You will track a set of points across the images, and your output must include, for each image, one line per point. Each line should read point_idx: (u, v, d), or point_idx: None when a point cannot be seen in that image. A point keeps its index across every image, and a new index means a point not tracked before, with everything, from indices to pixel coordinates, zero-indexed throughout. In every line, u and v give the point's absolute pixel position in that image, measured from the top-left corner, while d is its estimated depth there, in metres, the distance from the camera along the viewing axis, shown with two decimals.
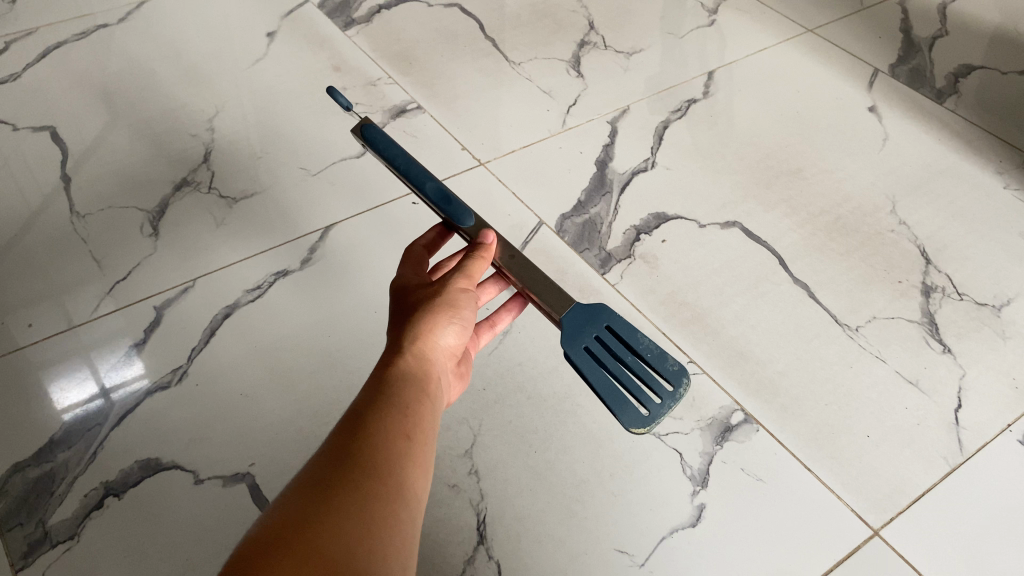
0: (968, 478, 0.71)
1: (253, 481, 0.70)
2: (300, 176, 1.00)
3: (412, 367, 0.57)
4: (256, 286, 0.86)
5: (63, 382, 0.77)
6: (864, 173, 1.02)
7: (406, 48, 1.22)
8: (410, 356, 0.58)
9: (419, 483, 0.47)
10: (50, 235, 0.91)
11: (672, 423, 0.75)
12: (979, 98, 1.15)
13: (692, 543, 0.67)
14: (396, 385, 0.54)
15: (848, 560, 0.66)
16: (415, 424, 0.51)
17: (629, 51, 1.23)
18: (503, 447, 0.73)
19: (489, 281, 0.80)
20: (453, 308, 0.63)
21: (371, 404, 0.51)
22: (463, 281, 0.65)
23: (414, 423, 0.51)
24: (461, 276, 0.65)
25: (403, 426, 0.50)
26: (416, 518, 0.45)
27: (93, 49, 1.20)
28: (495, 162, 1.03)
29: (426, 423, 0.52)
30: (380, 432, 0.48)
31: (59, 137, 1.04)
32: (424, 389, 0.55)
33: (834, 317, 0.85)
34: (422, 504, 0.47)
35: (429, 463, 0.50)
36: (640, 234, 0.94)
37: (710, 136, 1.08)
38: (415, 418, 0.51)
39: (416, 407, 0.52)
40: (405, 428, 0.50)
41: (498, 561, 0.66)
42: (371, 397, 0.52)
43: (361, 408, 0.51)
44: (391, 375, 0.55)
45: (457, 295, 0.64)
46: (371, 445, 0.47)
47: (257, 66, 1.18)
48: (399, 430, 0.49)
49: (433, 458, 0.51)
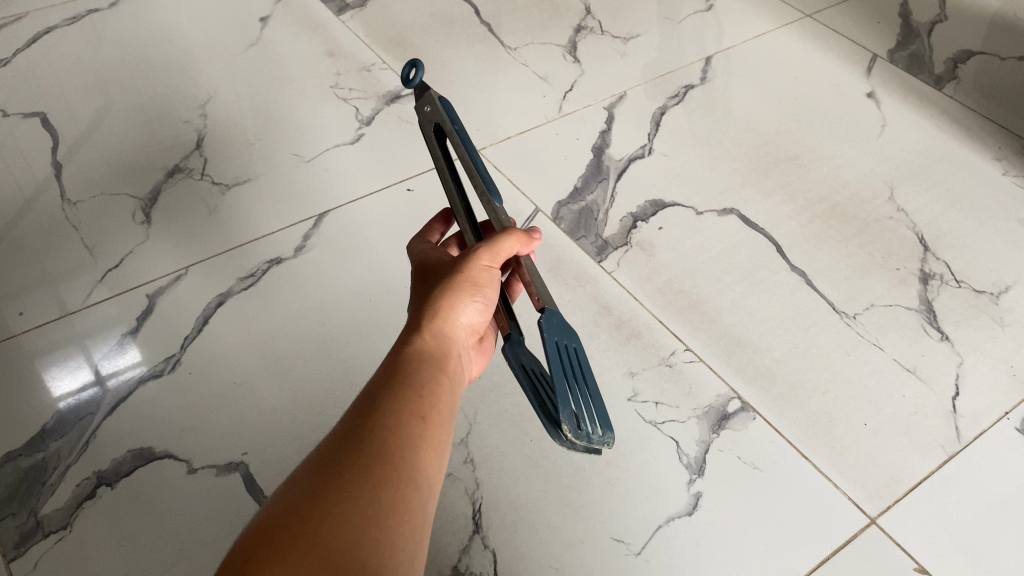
0: (966, 466, 0.71)
1: (246, 471, 0.69)
2: (293, 163, 0.99)
3: (429, 344, 0.55)
4: (249, 274, 0.85)
5: (55, 370, 0.76)
6: (863, 159, 1.02)
7: (400, 34, 1.21)
8: (427, 336, 0.55)
9: (433, 469, 0.46)
10: (40, 222, 0.91)
11: (668, 412, 0.75)
12: (978, 83, 1.14)
13: (688, 532, 0.67)
14: (412, 366, 0.51)
15: (845, 549, 0.66)
16: (430, 403, 0.49)
17: (626, 36, 1.22)
18: (498, 436, 0.73)
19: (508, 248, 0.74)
20: (476, 285, 0.59)
21: (386, 385, 0.49)
22: (488, 257, 0.60)
23: (430, 403, 0.49)
24: (488, 252, 0.59)
25: (417, 407, 0.48)
26: (429, 504, 0.44)
27: (85, 34, 1.19)
28: (490, 149, 1.02)
29: (443, 402, 0.50)
30: (393, 413, 0.46)
31: (50, 123, 1.03)
32: (442, 369, 0.53)
33: (831, 304, 0.84)
34: (435, 490, 0.46)
35: (446, 446, 0.49)
36: (637, 221, 0.93)
37: (707, 122, 1.07)
38: (430, 398, 0.49)
39: (432, 387, 0.50)
40: (419, 410, 0.48)
41: (493, 550, 0.66)
42: (386, 377, 0.50)
43: (375, 388, 0.49)
44: (409, 354, 0.53)
45: (480, 272, 0.59)
46: (385, 429, 0.45)
47: (250, 51, 1.16)
48: (413, 413, 0.47)
49: (450, 441, 0.49)
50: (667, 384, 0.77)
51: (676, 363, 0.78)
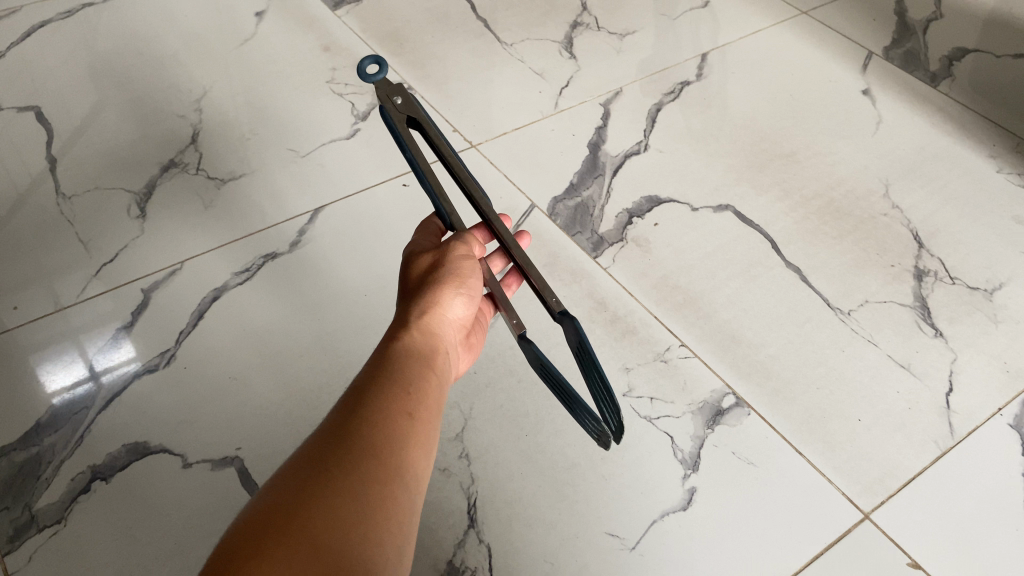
0: (959, 461, 0.71)
1: (242, 465, 0.69)
2: (289, 158, 0.99)
3: (417, 341, 0.55)
4: (244, 269, 0.85)
5: (49, 365, 0.76)
6: (858, 156, 1.02)
7: (396, 29, 1.21)
8: (415, 333, 0.56)
9: (421, 463, 0.46)
10: (34, 216, 0.90)
11: (663, 407, 0.75)
12: (973, 81, 1.14)
13: (682, 527, 0.67)
14: (398, 362, 0.52)
15: (838, 544, 0.66)
16: (418, 399, 0.49)
17: (621, 33, 1.22)
18: (494, 431, 0.73)
19: (497, 254, 0.76)
20: (454, 281, 0.61)
21: (372, 381, 0.49)
22: (456, 257, 0.62)
23: (417, 399, 0.49)
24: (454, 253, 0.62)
25: (405, 402, 0.48)
26: (418, 499, 0.44)
27: (79, 28, 1.18)
28: (486, 144, 1.02)
29: (430, 398, 0.50)
30: (380, 409, 0.46)
31: (44, 117, 1.03)
32: (429, 364, 0.53)
33: (826, 300, 0.85)
34: (424, 485, 0.46)
35: (434, 442, 0.49)
36: (633, 217, 0.93)
37: (703, 119, 1.07)
38: (417, 393, 0.49)
39: (419, 382, 0.50)
40: (407, 405, 0.48)
41: (488, 545, 0.66)
42: (373, 373, 0.51)
43: (363, 386, 0.49)
44: (394, 351, 0.53)
45: (461, 264, 0.62)
46: (373, 425, 0.45)
47: (246, 46, 1.16)
48: (400, 407, 0.47)
49: (437, 436, 0.49)
50: (662, 380, 0.77)
51: (671, 359, 0.79)
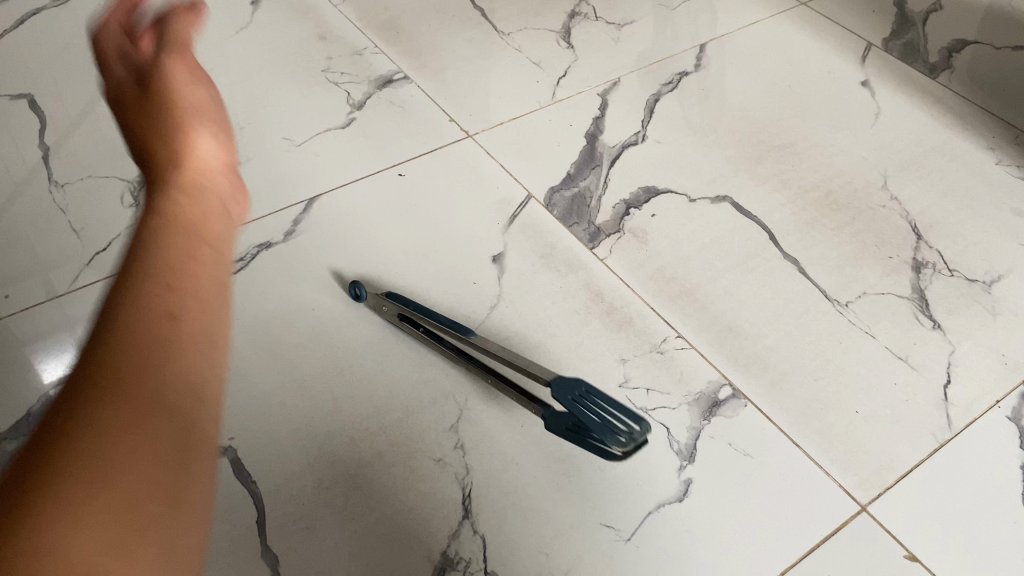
0: (957, 454, 0.71)
1: (235, 455, 0.69)
2: (284, 147, 0.98)
3: (179, 207, 0.41)
4: (238, 258, 0.84)
5: (42, 354, 0.75)
6: (856, 148, 1.01)
7: (393, 18, 1.20)
8: (166, 171, 0.47)
9: (212, 291, 0.36)
10: (27, 205, 0.89)
11: (659, 398, 0.74)
12: (972, 72, 1.14)
13: (678, 518, 0.66)
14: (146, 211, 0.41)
15: (835, 536, 0.66)
16: (185, 227, 0.40)
17: (620, 23, 1.21)
18: (489, 421, 0.72)
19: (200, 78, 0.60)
20: (175, 126, 0.52)
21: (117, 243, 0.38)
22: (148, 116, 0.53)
23: (179, 224, 0.40)
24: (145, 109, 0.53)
25: (171, 231, 0.38)
26: (212, 335, 0.35)
27: (73, 16, 1.17)
28: (483, 134, 1.01)
29: (189, 212, 0.41)
30: (135, 260, 0.36)
31: (38, 105, 1.02)
32: (194, 187, 0.44)
33: (823, 292, 0.84)
34: (225, 310, 0.37)
35: (225, 261, 0.40)
36: (630, 208, 0.93)
37: (701, 110, 1.06)
38: (183, 219, 0.40)
39: (176, 207, 0.41)
40: (181, 248, 0.37)
41: (483, 536, 0.65)
42: None
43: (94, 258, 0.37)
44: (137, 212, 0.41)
45: (165, 118, 0.52)
46: (139, 269, 0.35)
47: (241, 35, 1.15)
48: (174, 241, 0.38)
49: (225, 256, 0.40)
50: (659, 371, 0.76)
51: (667, 350, 0.78)
